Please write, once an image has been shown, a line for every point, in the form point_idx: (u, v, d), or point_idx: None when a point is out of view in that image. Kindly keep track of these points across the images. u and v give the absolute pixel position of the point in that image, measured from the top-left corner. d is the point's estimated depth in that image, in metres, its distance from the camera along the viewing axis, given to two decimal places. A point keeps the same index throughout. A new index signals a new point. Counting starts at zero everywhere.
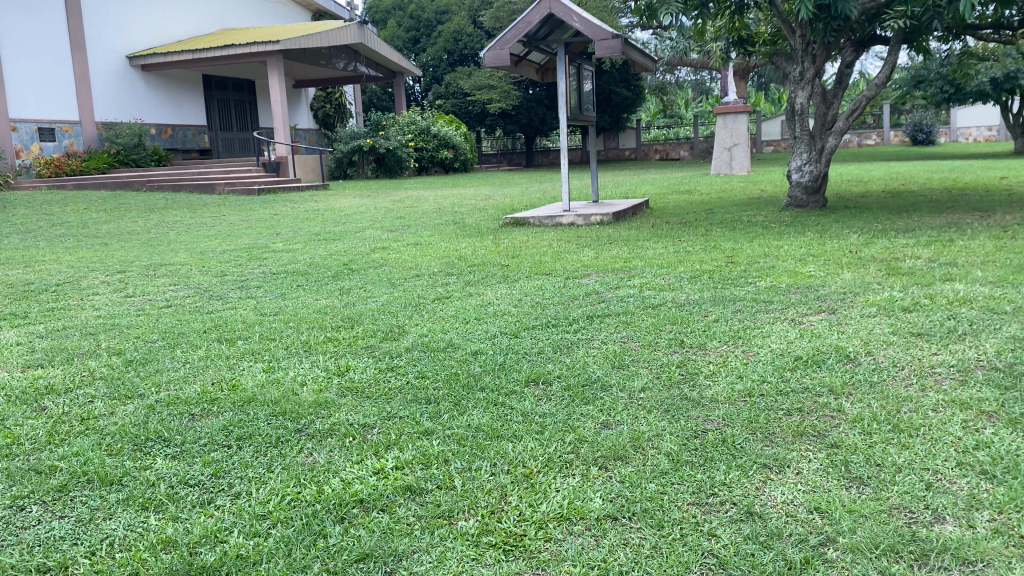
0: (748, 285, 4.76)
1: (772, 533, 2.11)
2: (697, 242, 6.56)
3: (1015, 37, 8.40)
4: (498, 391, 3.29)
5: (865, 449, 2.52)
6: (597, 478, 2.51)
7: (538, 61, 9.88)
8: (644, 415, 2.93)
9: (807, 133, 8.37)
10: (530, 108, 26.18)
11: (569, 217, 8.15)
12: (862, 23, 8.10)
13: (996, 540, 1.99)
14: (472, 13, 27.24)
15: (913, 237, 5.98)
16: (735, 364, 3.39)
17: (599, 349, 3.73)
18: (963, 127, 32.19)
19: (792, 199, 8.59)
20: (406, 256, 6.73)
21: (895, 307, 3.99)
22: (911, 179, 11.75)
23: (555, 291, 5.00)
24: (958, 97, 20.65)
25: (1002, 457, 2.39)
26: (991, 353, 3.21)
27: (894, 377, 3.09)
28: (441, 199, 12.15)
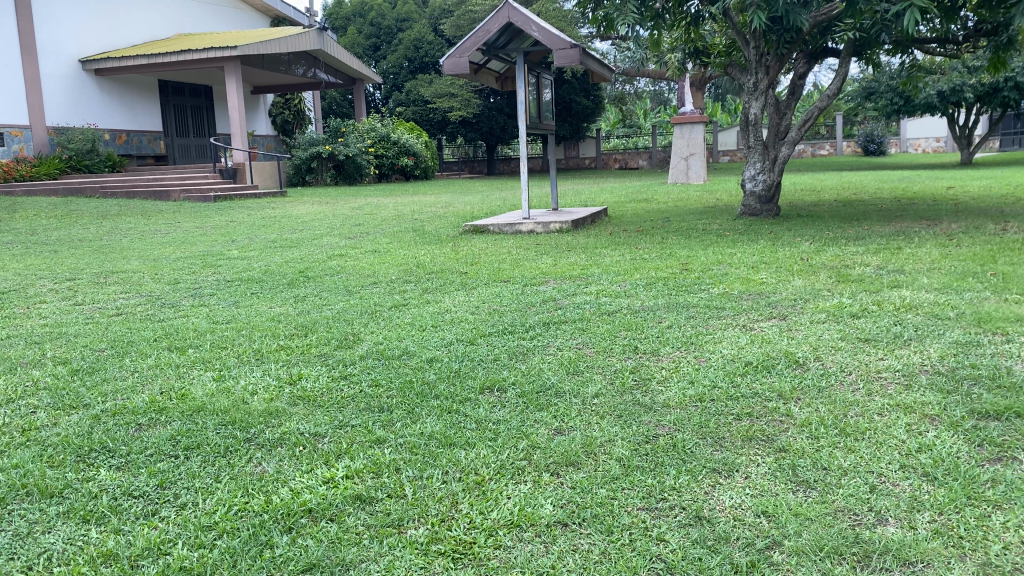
0: (701, 292, 4.81)
1: (719, 537, 2.13)
2: (653, 249, 6.62)
3: (959, 51, 8.63)
4: (452, 398, 3.27)
5: (812, 453, 2.55)
6: (548, 484, 2.50)
7: (498, 69, 9.88)
8: (597, 421, 2.95)
9: (760, 142, 8.51)
10: (491, 116, 26.26)
11: (528, 225, 8.16)
12: (813, 36, 8.26)
13: (936, 541, 2.03)
14: (432, 21, 27.25)
15: (862, 244, 6.10)
16: (686, 369, 3.42)
17: (554, 355, 3.74)
18: (912, 138, 32.94)
19: (746, 208, 8.71)
20: (363, 263, 6.69)
21: (843, 313, 4.06)
22: (863, 189, 11.99)
23: (511, 298, 5.00)
24: (907, 109, 21.12)
25: (942, 459, 2.44)
26: (935, 358, 3.28)
27: (841, 382, 3.14)
28: (400, 206, 12.10)
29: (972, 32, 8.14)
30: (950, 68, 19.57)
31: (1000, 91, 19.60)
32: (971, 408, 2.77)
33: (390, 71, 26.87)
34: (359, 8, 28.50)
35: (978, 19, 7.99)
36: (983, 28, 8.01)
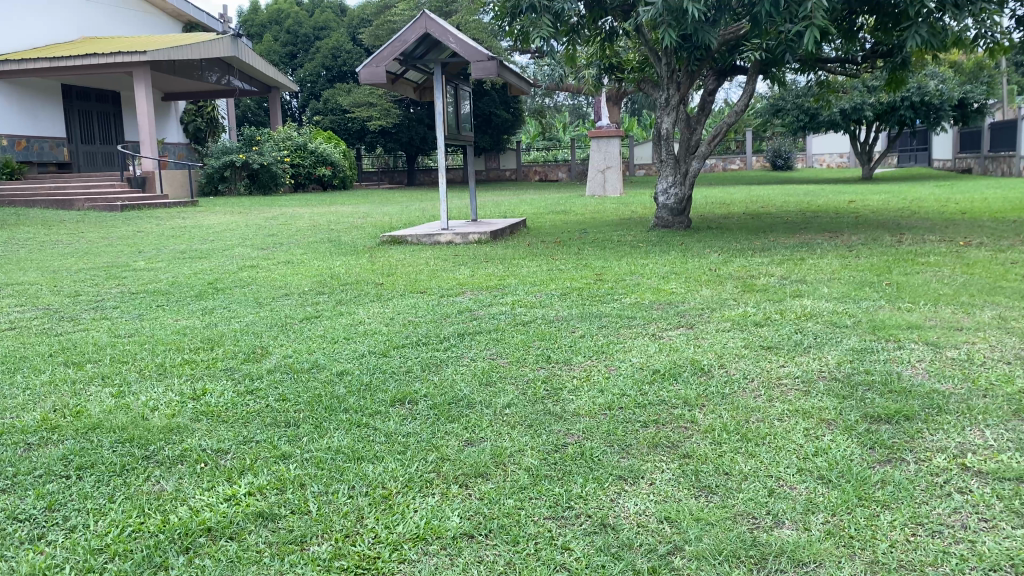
0: (613, 302, 4.88)
1: (623, 544, 2.15)
2: (569, 260, 6.69)
3: (858, 70, 9.02)
4: (362, 411, 3.22)
5: (715, 459, 2.61)
6: (456, 495, 2.49)
7: (416, 80, 9.85)
8: (507, 431, 2.94)
9: (672, 156, 8.71)
10: (410, 126, 26.04)
11: (447, 236, 8.14)
12: (722, 53, 8.52)
13: (828, 541, 2.10)
14: (351, 30, 27.02)
15: (768, 256, 6.30)
16: (597, 378, 3.45)
17: (467, 366, 3.72)
18: (817, 154, 34.22)
19: (659, 221, 8.87)
20: (275, 274, 6.55)
21: (748, 322, 4.18)
22: (771, 202, 12.39)
23: (427, 309, 4.96)
24: (812, 126, 21.97)
25: (836, 462, 2.53)
26: (832, 365, 3.41)
27: (744, 389, 3.22)
28: (317, 217, 11.90)
29: (870, 53, 8.54)
30: (850, 88, 20.49)
31: (898, 109, 20.60)
32: (865, 412, 2.89)
33: (308, 79, 26.50)
34: (276, 15, 28.06)
35: (875, 40, 8.39)
36: (880, 50, 8.41)
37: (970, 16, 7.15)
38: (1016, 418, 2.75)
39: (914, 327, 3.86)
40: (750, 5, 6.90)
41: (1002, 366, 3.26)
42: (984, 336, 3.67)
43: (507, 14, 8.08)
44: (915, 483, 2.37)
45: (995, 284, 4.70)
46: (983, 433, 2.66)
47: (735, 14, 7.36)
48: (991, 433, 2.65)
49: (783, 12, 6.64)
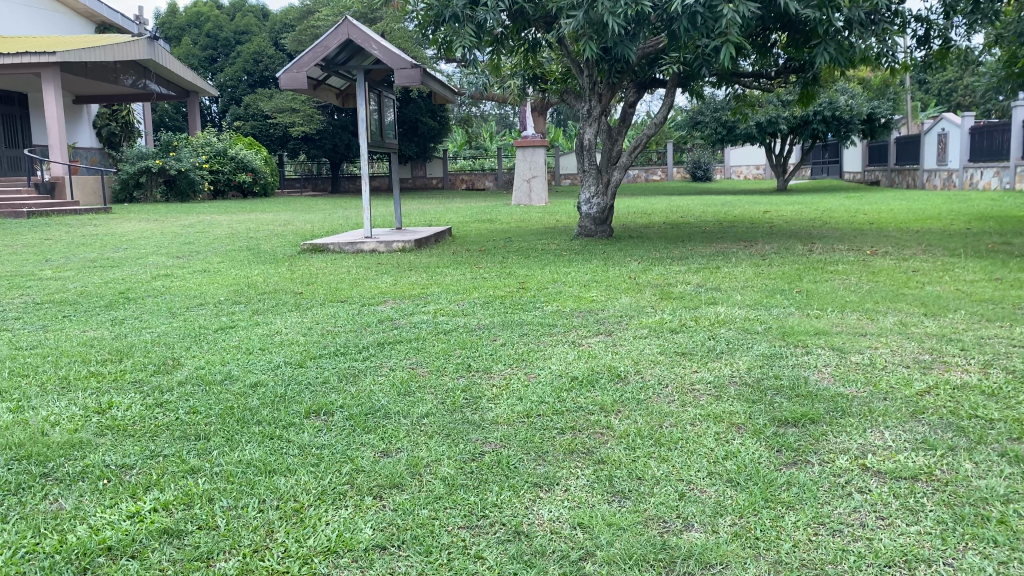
0: (536, 310, 4.92)
1: (536, 551, 2.16)
2: (493, 269, 6.69)
3: (772, 84, 9.32)
4: (276, 423, 3.15)
5: (628, 464, 2.65)
6: (370, 507, 2.45)
7: (339, 86, 9.74)
8: (424, 441, 2.92)
9: (594, 166, 8.82)
10: (334, 133, 25.71)
11: (370, 244, 8.05)
12: (642, 66, 8.70)
13: (735, 543, 2.14)
14: (273, 35, 26.60)
15: (686, 264, 6.43)
16: (516, 386, 3.46)
17: (386, 376, 3.68)
18: (735, 165, 35.18)
19: (582, 230, 8.96)
20: (190, 284, 6.37)
21: (664, 328, 4.27)
22: (690, 212, 12.68)
23: (347, 318, 4.89)
24: (730, 138, 22.59)
25: (745, 465, 2.59)
26: (743, 370, 3.51)
27: (659, 394, 3.28)
28: (236, 224, 11.63)
29: (782, 68, 8.84)
30: (765, 102, 21.17)
31: (810, 123, 21.35)
32: (773, 416, 2.97)
33: (228, 84, 25.92)
34: (195, 18, 27.43)
35: (787, 57, 8.70)
36: (792, 66, 8.72)
37: (875, 36, 7.48)
38: (913, 419, 2.87)
39: (822, 332, 4.00)
40: (668, 21, 7.06)
41: (901, 369, 3.40)
42: (886, 341, 3.82)
43: (431, 23, 8.06)
44: (818, 484, 2.44)
45: (898, 291, 4.91)
46: (882, 434, 2.77)
47: (654, 28, 7.52)
48: (890, 434, 2.77)
49: (700, 28, 6.81)
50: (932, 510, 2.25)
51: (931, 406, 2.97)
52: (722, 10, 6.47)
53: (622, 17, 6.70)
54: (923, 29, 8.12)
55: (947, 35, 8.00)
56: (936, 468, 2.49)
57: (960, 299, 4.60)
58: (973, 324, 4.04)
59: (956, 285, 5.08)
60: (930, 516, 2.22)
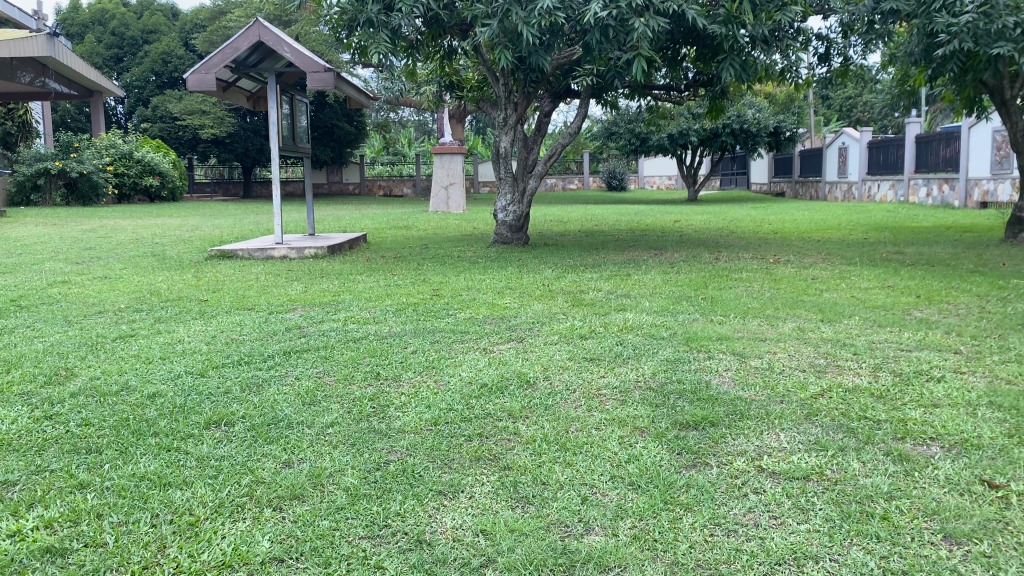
0: (448, 317, 4.90)
1: (437, 560, 2.14)
2: (407, 276, 6.65)
3: (682, 97, 9.54)
4: (173, 435, 3.05)
5: (533, 469, 2.66)
6: (269, 519, 2.39)
7: (249, 88, 9.52)
8: (328, 451, 2.86)
9: (510, 174, 8.87)
10: (247, 137, 25.10)
11: (281, 250, 7.89)
12: (557, 76, 8.81)
13: (633, 545, 2.18)
14: (183, 35, 25.85)
15: (597, 272, 6.52)
16: (425, 394, 3.43)
17: (291, 386, 3.59)
18: (648, 176, 35.97)
19: (498, 237, 8.99)
20: (89, 290, 6.11)
21: (574, 335, 4.31)
22: (603, 221, 12.87)
23: (254, 326, 4.77)
24: (643, 149, 23.07)
25: (647, 468, 2.64)
26: (648, 374, 3.58)
27: (566, 400, 3.31)
28: (141, 229, 11.21)
29: (692, 82, 9.08)
30: (677, 114, 21.73)
31: (719, 135, 21.99)
32: (674, 419, 3.04)
33: (135, 84, 25.03)
34: (99, 15, 26.44)
35: (696, 71, 8.94)
36: (701, 79, 8.96)
37: (778, 52, 7.76)
38: (807, 421, 2.98)
39: (724, 338, 4.12)
40: (582, 33, 7.17)
41: (798, 373, 3.52)
42: (784, 346, 3.96)
43: (345, 27, 7.96)
44: (716, 486, 2.50)
45: (797, 298, 5.10)
46: (778, 436, 2.86)
47: (568, 39, 7.62)
48: (786, 436, 2.86)
49: (612, 41, 6.93)
50: (821, 509, 2.34)
51: (824, 408, 3.09)
52: (633, 24, 6.61)
53: (537, 28, 6.77)
54: (824, 47, 8.47)
55: (846, 54, 8.37)
56: (826, 468, 2.58)
57: (854, 306, 4.81)
58: (865, 330, 4.22)
59: (851, 292, 5.31)
60: (819, 515, 2.30)
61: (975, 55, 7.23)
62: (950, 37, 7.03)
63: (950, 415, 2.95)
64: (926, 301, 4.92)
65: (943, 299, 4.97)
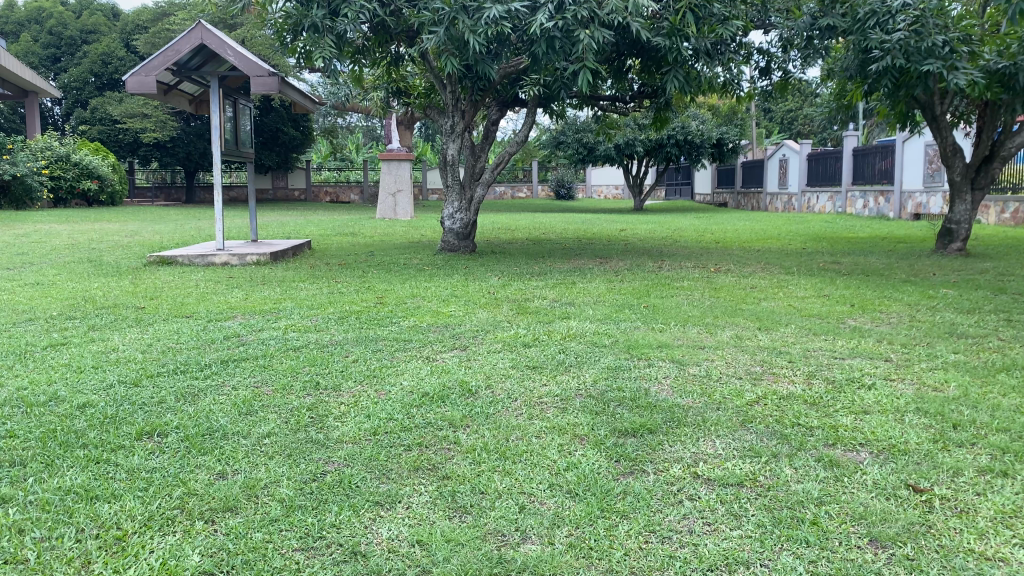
0: (392, 325, 4.86)
1: (371, 571, 2.12)
2: (351, 283, 6.60)
3: (628, 108, 9.66)
4: (103, 446, 2.96)
5: (472, 479, 2.65)
6: (200, 532, 2.34)
7: (191, 91, 9.34)
8: (264, 462, 2.81)
9: (458, 182, 8.85)
10: (190, 141, 24.62)
11: (222, 256, 7.76)
12: (504, 85, 8.85)
13: (569, 553, 2.18)
14: (124, 36, 25.29)
15: (543, 280, 6.55)
16: (365, 404, 3.40)
17: (227, 396, 3.52)
18: (596, 185, 36.28)
19: (445, 245, 8.96)
20: (19, 297, 5.91)
21: (518, 343, 4.32)
22: (551, 229, 12.93)
23: (191, 334, 4.68)
24: (590, 158, 23.27)
25: (584, 476, 2.65)
26: (589, 382, 3.60)
27: (508, 408, 3.31)
28: (77, 234, 10.90)
29: (638, 94, 9.19)
30: (624, 124, 21.96)
31: (664, 146, 22.28)
32: (613, 427, 3.06)
33: (73, 84, 24.37)
34: (36, 14, 25.71)
35: (642, 82, 9.06)
36: (646, 91, 9.08)
37: (721, 65, 7.92)
38: (742, 428, 3.03)
39: (664, 345, 4.17)
40: (528, 43, 7.22)
41: (734, 381, 3.58)
42: (721, 354, 4.02)
43: (289, 31, 7.88)
44: (652, 493, 2.52)
45: (736, 307, 5.19)
46: (714, 443, 2.90)
47: (515, 48, 7.66)
48: (721, 443, 2.90)
49: (558, 52, 6.99)
50: (753, 515, 2.37)
51: (759, 415, 3.15)
52: (579, 35, 6.67)
53: (483, 36, 6.79)
54: (764, 61, 8.65)
55: (785, 68, 8.57)
56: (759, 475, 2.63)
57: (791, 315, 4.92)
58: (801, 338, 4.32)
59: (789, 301, 5.42)
60: (751, 521, 2.34)
61: (907, 71, 7.46)
62: (883, 53, 7.25)
63: (879, 421, 3.03)
64: (860, 310, 5.05)
65: (876, 309, 5.11)
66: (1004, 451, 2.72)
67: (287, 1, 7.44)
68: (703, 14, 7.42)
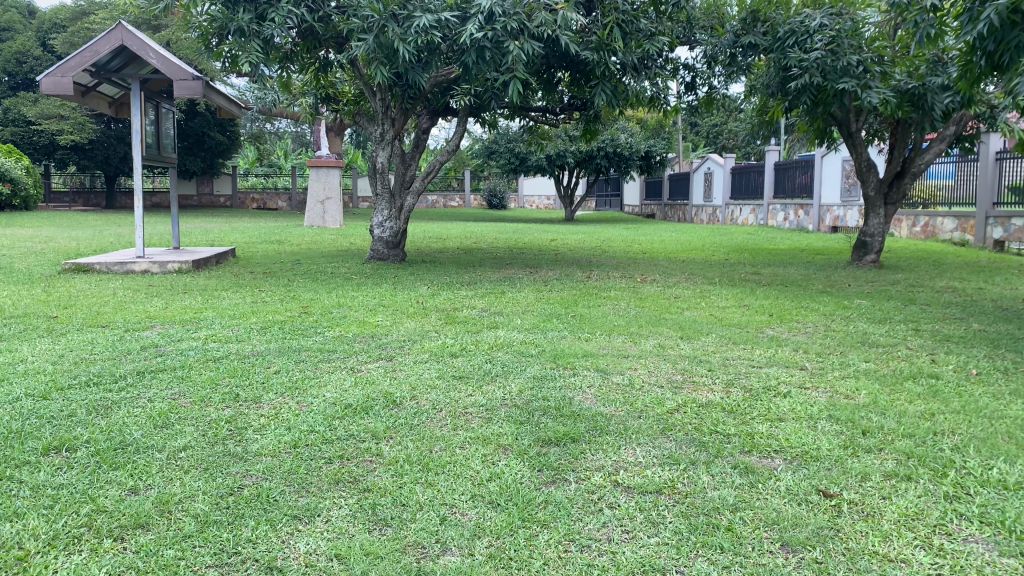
0: (316, 335, 4.79)
1: None
2: (276, 292, 6.49)
3: (558, 119, 9.75)
4: (6, 463, 2.83)
5: (394, 491, 2.63)
6: (108, 550, 2.26)
7: (111, 93, 9.06)
8: (179, 477, 2.74)
9: (388, 190, 8.79)
10: (109, 144, 23.84)
11: (142, 264, 7.53)
12: (435, 94, 8.84)
13: (489, 564, 2.19)
14: (41, 35, 24.37)
15: (473, 289, 6.55)
16: (285, 416, 3.34)
17: (143, 409, 3.41)
18: (528, 195, 36.52)
19: (374, 253, 8.89)
20: None
21: (444, 353, 4.31)
22: (482, 238, 12.96)
23: (106, 345, 4.51)
24: (522, 168, 23.43)
25: (507, 486, 2.66)
26: (515, 392, 3.61)
27: (432, 419, 3.30)
28: None
29: (568, 105, 9.29)
30: (555, 135, 22.17)
31: (594, 157, 22.59)
32: (537, 436, 3.08)
33: None
34: None
35: (571, 94, 9.17)
36: (575, 103, 9.20)
37: (648, 80, 8.09)
38: (662, 436, 3.08)
39: (589, 354, 4.22)
40: (458, 52, 7.23)
41: (655, 389, 3.64)
42: (644, 362, 4.09)
43: (214, 35, 7.73)
44: (573, 502, 2.54)
45: (660, 316, 5.29)
46: (634, 451, 2.94)
47: (446, 58, 7.66)
48: (642, 450, 2.95)
49: (488, 62, 7.01)
50: (671, 522, 2.42)
51: (679, 423, 3.21)
52: (508, 47, 6.73)
53: (413, 45, 6.80)
54: (690, 76, 8.86)
55: (710, 83, 8.79)
56: (677, 482, 2.68)
57: (712, 324, 5.04)
58: (721, 347, 4.42)
59: (710, 310, 5.57)
60: (668, 528, 2.38)
61: (824, 90, 7.74)
62: (801, 72, 7.53)
63: (793, 428, 3.12)
64: (778, 320, 5.21)
65: (794, 318, 5.27)
66: (909, 456, 2.84)
67: (212, 3, 7.29)
68: (630, 29, 7.58)
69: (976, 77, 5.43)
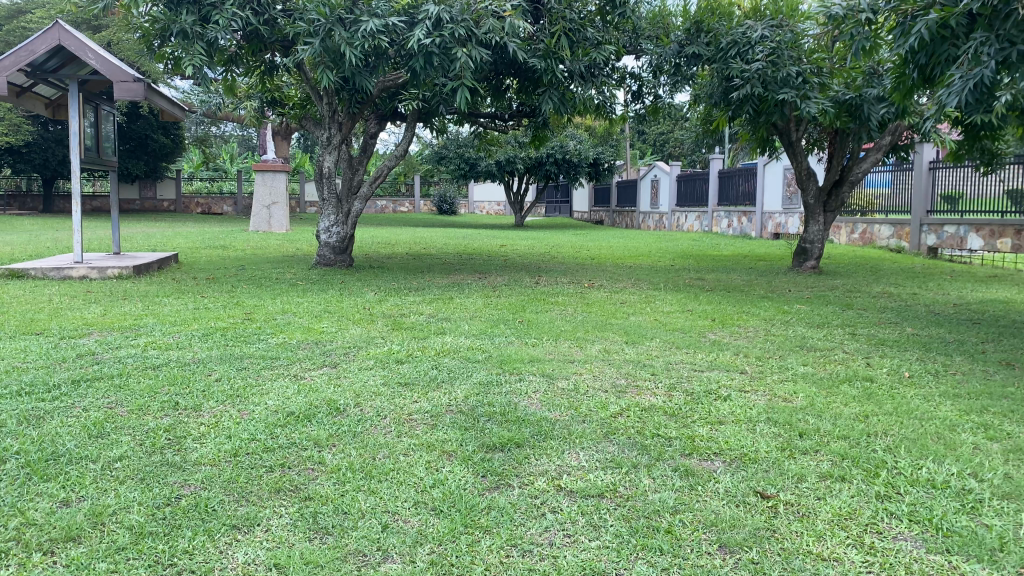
0: (259, 343, 4.72)
1: None
2: (219, 298, 6.39)
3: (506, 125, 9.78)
4: None
5: (336, 499, 2.60)
6: (37, 565, 2.19)
7: (48, 94, 8.82)
8: (113, 487, 2.67)
9: (335, 195, 8.71)
10: (46, 146, 23.16)
11: (79, 270, 7.34)
12: (383, 99, 8.80)
13: (429, 570, 2.18)
14: None
15: (420, 295, 6.52)
16: (226, 424, 3.28)
17: (77, 418, 3.32)
18: (478, 201, 36.50)
19: (321, 259, 8.80)
20: None
21: (390, 359, 4.29)
22: (431, 243, 12.94)
23: (40, 353, 4.39)
24: (472, 174, 23.42)
25: (450, 492, 2.65)
26: (461, 398, 3.61)
27: (376, 426, 3.27)
28: None
29: (516, 112, 9.34)
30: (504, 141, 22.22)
31: (544, 164, 22.70)
32: (482, 442, 3.08)
33: None
34: None
35: (520, 101, 9.20)
36: (524, 110, 9.23)
37: (595, 87, 8.18)
38: (605, 440, 3.11)
39: (535, 360, 4.24)
40: (406, 57, 7.21)
41: (599, 394, 3.67)
42: (589, 367, 4.13)
43: (156, 37, 7.58)
44: (516, 508, 2.55)
45: (606, 321, 5.35)
46: (578, 455, 2.96)
47: (393, 63, 7.63)
48: (585, 454, 2.97)
49: (436, 68, 7.00)
50: (611, 525, 2.44)
51: (622, 427, 3.24)
52: (456, 54, 6.74)
53: (360, 50, 6.76)
54: (636, 85, 8.97)
55: (656, 92, 8.92)
56: (619, 485, 2.71)
57: (656, 329, 5.10)
58: (664, 351, 4.48)
59: (655, 315, 5.64)
60: (609, 531, 2.40)
61: (766, 99, 7.92)
62: (743, 82, 7.70)
63: (733, 431, 3.18)
64: (720, 325, 5.30)
65: (736, 323, 5.38)
66: (843, 457, 2.91)
67: (154, 4, 7.15)
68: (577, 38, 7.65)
69: (908, 89, 5.59)
